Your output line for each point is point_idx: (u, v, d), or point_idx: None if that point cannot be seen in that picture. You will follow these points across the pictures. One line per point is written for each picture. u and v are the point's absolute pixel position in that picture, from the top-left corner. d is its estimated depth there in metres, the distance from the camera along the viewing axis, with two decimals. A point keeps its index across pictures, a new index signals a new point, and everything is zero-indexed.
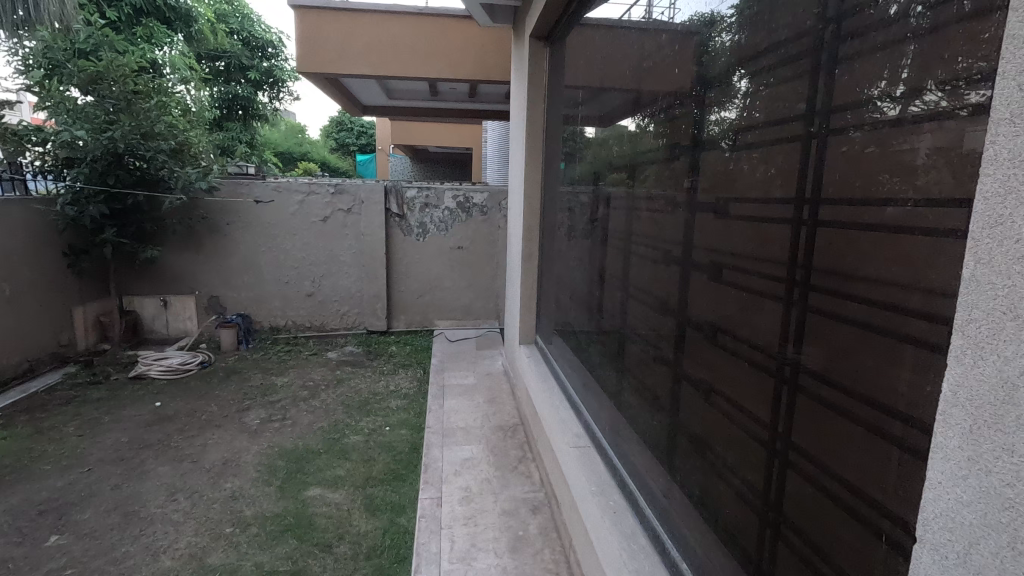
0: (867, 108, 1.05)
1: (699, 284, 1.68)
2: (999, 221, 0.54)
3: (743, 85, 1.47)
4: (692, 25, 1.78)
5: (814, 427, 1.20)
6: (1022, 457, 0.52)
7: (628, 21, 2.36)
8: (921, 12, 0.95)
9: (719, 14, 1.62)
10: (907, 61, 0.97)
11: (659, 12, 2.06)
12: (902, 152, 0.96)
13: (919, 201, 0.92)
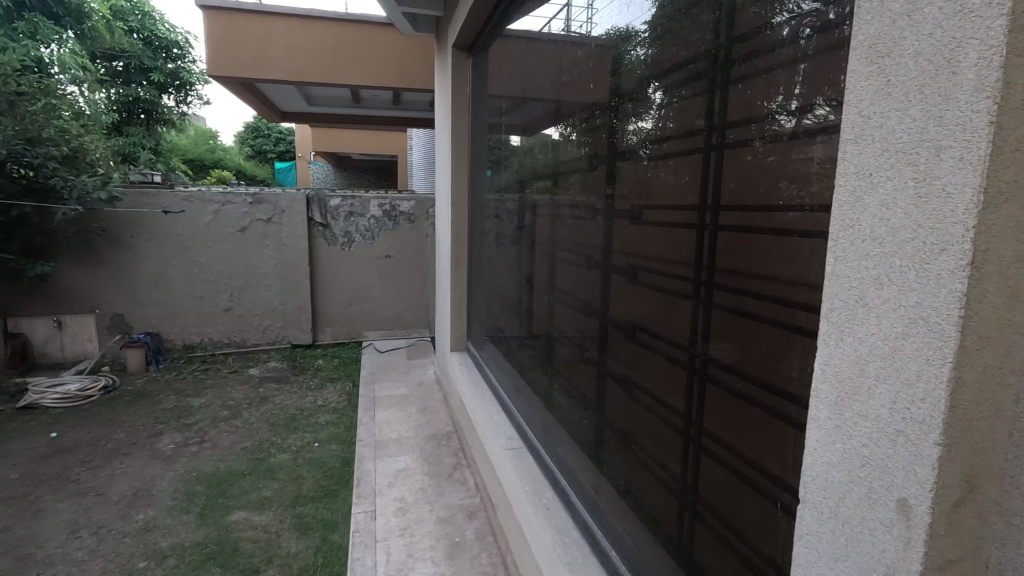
0: (766, 122, 1.17)
1: (619, 286, 1.79)
2: (851, 222, 0.64)
3: (657, 97, 1.57)
4: (610, 38, 1.88)
5: (725, 413, 1.33)
6: (873, 421, 0.62)
7: (549, 34, 2.45)
8: (808, 35, 1.05)
9: (631, 32, 1.73)
10: (799, 79, 1.08)
11: (578, 25, 2.16)
12: (800, 161, 1.07)
13: (813, 206, 1.03)
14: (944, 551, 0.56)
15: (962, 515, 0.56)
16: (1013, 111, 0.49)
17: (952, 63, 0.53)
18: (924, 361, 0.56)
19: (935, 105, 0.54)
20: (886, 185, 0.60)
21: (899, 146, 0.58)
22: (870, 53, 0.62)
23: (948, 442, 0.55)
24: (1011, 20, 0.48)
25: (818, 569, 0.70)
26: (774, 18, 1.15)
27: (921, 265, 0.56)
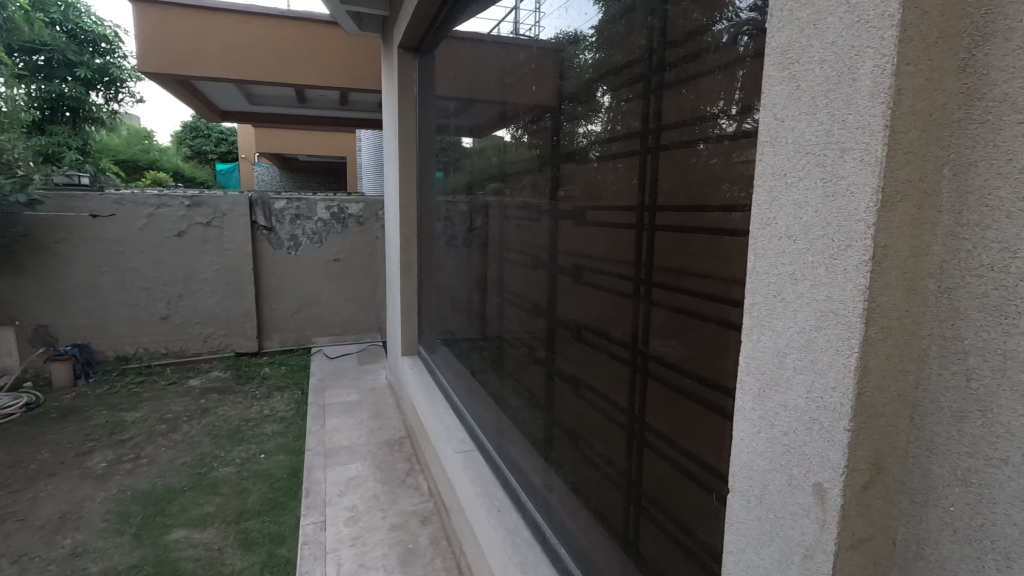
0: (710, 125, 1.16)
1: (565, 286, 1.82)
2: (769, 221, 0.67)
3: (605, 100, 1.56)
4: (557, 42, 1.87)
5: (666, 408, 1.37)
6: (792, 410, 0.65)
7: (497, 37, 2.43)
8: (747, 40, 1.05)
9: (575, 37, 1.74)
10: (739, 84, 1.07)
11: (526, 29, 2.15)
12: (741, 164, 1.07)
13: (748, 208, 1.03)
14: (856, 530, 0.60)
15: (870, 495, 0.60)
16: (904, 117, 0.53)
17: (851, 70, 0.56)
18: (834, 351, 0.59)
19: (838, 109, 0.58)
20: (799, 184, 0.63)
21: (808, 148, 0.61)
22: (782, 60, 0.65)
23: (856, 428, 0.58)
24: (900, 31, 0.52)
25: (747, 555, 0.73)
26: (714, 25, 1.15)
27: (829, 261, 0.59)
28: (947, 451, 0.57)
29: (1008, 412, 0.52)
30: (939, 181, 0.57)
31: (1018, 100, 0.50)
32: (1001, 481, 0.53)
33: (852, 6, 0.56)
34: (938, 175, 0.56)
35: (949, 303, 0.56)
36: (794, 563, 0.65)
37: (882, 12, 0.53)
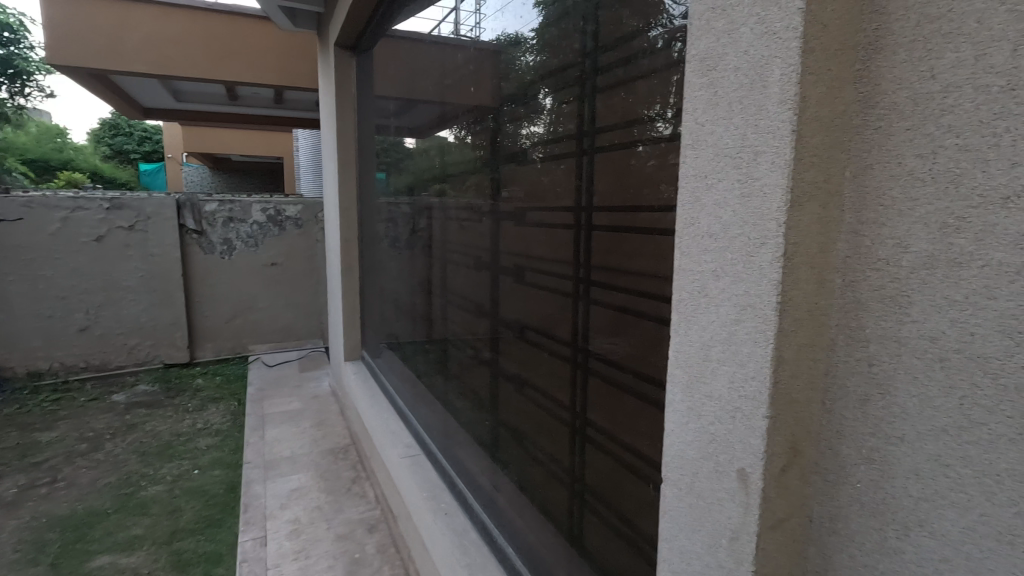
0: (646, 127, 1.19)
1: (507, 287, 1.85)
2: (692, 220, 0.70)
3: (547, 102, 1.56)
4: (497, 43, 1.87)
5: (607, 403, 1.41)
6: (718, 401, 0.68)
7: (438, 37, 2.40)
8: (680, 45, 1.06)
9: (515, 39, 1.76)
10: (673, 90, 1.09)
11: (467, 29, 2.13)
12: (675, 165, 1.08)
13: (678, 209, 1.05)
14: (776, 511, 0.64)
15: (788, 478, 0.64)
16: (809, 122, 0.57)
17: (762, 79, 0.60)
18: (753, 343, 0.62)
19: (750, 115, 0.61)
20: (718, 185, 0.66)
21: (725, 152, 0.65)
22: (701, 66, 0.68)
23: (774, 416, 0.61)
24: (802, 43, 0.56)
25: (679, 542, 0.76)
26: (648, 31, 1.19)
27: (747, 258, 0.62)
28: (853, 433, 0.62)
29: (902, 392, 0.57)
30: (843, 181, 0.61)
31: (905, 109, 0.55)
32: (900, 456, 0.58)
33: (762, 18, 0.59)
34: (842, 176, 0.61)
35: (852, 294, 0.61)
36: (721, 546, 0.68)
37: (787, 24, 0.57)
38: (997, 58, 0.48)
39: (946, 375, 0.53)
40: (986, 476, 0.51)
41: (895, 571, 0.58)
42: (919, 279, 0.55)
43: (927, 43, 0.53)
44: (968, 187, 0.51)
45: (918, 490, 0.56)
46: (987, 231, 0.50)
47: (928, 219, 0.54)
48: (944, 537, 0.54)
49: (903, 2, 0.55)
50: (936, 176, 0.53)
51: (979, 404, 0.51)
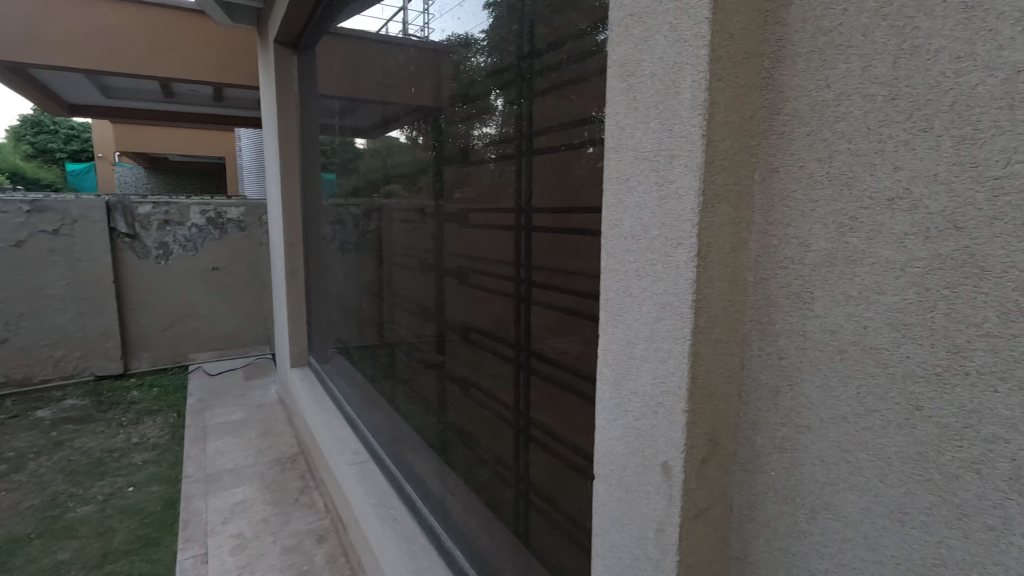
0: (594, 126, 1.13)
1: (452, 289, 1.85)
2: (615, 221, 0.72)
3: (498, 103, 1.51)
4: (441, 45, 1.86)
5: (549, 403, 1.42)
6: (642, 397, 0.70)
7: (385, 37, 2.35)
8: None
9: (459, 39, 1.74)
10: None
11: (416, 29, 2.08)
12: None
13: None
14: (698, 501, 0.66)
15: (708, 468, 0.67)
16: (718, 126, 0.60)
17: (676, 84, 0.62)
18: (672, 340, 0.65)
19: (666, 119, 0.63)
20: (639, 187, 0.68)
21: (645, 155, 0.66)
22: (621, 71, 0.69)
23: (692, 409, 0.64)
24: (710, 50, 0.58)
25: (610, 536, 0.78)
26: (591, 30, 1.15)
27: (665, 257, 0.65)
28: (766, 422, 0.65)
29: (808, 382, 0.60)
30: (752, 184, 0.64)
31: (805, 115, 0.59)
32: (806, 444, 0.61)
33: (674, 25, 0.61)
34: (751, 179, 0.64)
35: (763, 292, 0.64)
36: (649, 538, 0.70)
37: (696, 33, 0.59)
38: (880, 68, 0.52)
39: (845, 365, 0.57)
40: (880, 459, 0.54)
41: (806, 552, 0.61)
42: (819, 276, 0.58)
43: (822, 53, 0.57)
44: (860, 188, 0.54)
45: (822, 474, 0.59)
46: (875, 229, 0.53)
47: (826, 220, 0.58)
48: (845, 518, 0.58)
49: (800, 14, 0.58)
50: (833, 178, 0.57)
51: (872, 393, 0.54)
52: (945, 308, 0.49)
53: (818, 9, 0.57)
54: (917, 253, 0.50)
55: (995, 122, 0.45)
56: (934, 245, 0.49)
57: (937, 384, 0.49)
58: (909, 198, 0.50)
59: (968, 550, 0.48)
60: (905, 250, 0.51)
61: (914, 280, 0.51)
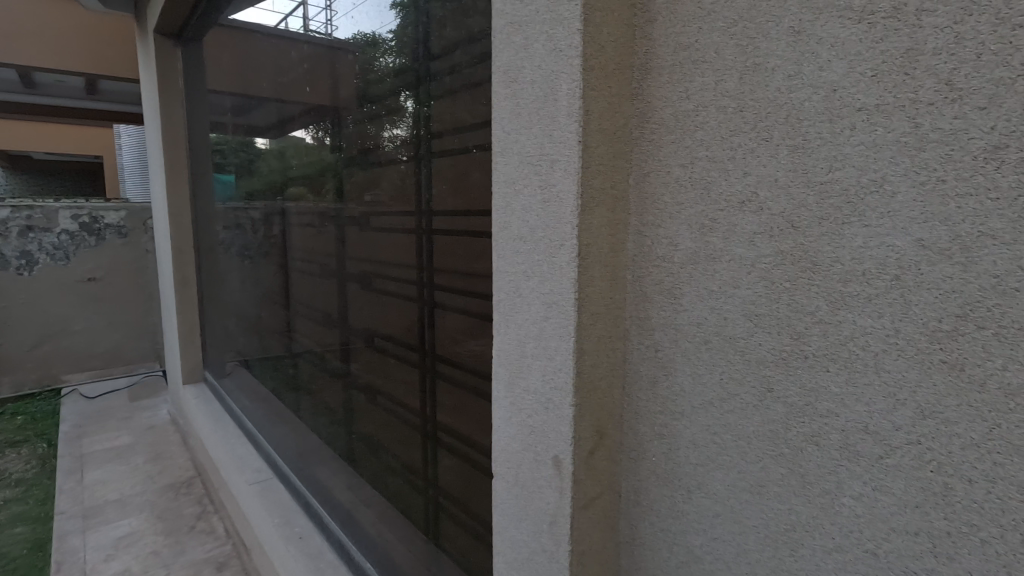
0: None
1: (356, 295, 1.81)
2: (504, 224, 0.74)
3: (407, 104, 1.45)
4: (339, 42, 1.82)
5: (454, 405, 1.42)
6: (534, 394, 0.72)
7: (286, 32, 2.19)
8: None
9: (361, 38, 1.68)
10: None
11: (317, 25, 1.94)
12: None
13: None
14: (586, 491, 0.69)
15: (596, 459, 0.70)
16: (593, 133, 0.63)
17: (554, 92, 0.64)
18: (559, 339, 0.67)
19: (546, 124, 0.65)
20: (525, 190, 0.69)
21: (529, 159, 0.68)
22: (504, 77, 0.71)
23: (578, 403, 0.66)
24: (583, 61, 0.61)
25: (509, 533, 0.79)
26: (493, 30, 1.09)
27: (549, 258, 0.67)
28: (647, 410, 0.69)
29: (680, 372, 0.65)
30: (627, 187, 0.68)
31: (669, 124, 0.63)
32: (681, 429, 0.66)
33: (550, 35, 0.64)
34: (626, 183, 0.68)
35: (640, 289, 0.69)
36: (544, 531, 0.72)
37: (569, 44, 0.62)
38: (729, 83, 0.57)
39: (709, 354, 0.62)
40: (741, 439, 0.59)
41: (683, 529, 0.66)
42: (685, 273, 0.63)
43: (682, 67, 0.62)
44: (717, 191, 0.59)
45: (695, 456, 0.64)
46: (730, 230, 0.58)
47: (689, 222, 0.62)
48: (715, 494, 0.63)
49: (663, 30, 0.63)
50: (695, 182, 0.61)
51: (732, 378, 0.60)
52: (786, 299, 0.54)
53: (677, 27, 0.62)
54: (763, 252, 0.56)
55: (818, 134, 0.51)
56: (776, 243, 0.55)
57: (783, 368, 0.55)
58: (757, 201, 0.56)
59: (810, 513, 0.54)
60: (753, 249, 0.56)
61: (762, 275, 0.56)
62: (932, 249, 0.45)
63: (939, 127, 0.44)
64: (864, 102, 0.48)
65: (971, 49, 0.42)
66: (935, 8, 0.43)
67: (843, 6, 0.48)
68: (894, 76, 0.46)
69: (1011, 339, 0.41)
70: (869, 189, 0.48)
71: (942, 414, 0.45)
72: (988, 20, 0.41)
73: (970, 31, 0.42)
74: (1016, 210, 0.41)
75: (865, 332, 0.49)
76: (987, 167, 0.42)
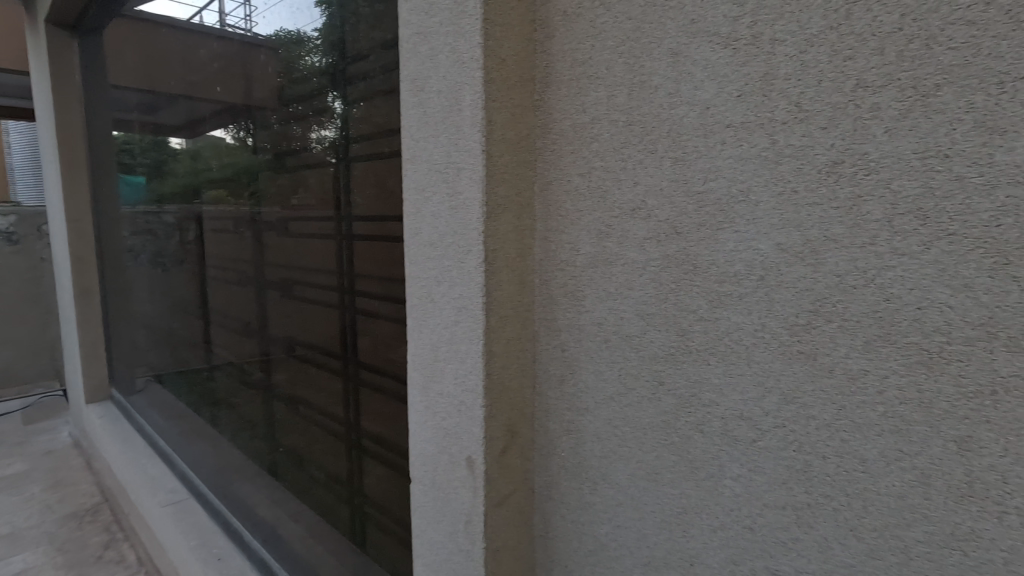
0: None
1: (276, 303, 1.76)
2: (416, 231, 0.75)
3: (337, 105, 1.38)
4: (256, 39, 1.76)
5: (376, 412, 1.41)
6: (447, 398, 0.73)
7: (200, 27, 2.07)
8: None
9: (281, 37, 1.62)
10: None
11: (233, 21, 1.84)
12: None
13: None
14: (499, 489, 0.71)
15: (508, 457, 0.72)
16: (496, 143, 0.65)
17: (458, 101, 0.66)
18: (470, 342, 0.69)
19: (452, 134, 0.67)
20: (434, 198, 0.71)
21: (437, 167, 0.70)
22: (413, 86, 0.72)
23: (489, 404, 0.68)
24: (484, 73, 0.63)
25: (428, 535, 0.80)
26: None
27: (458, 263, 0.69)
28: (556, 408, 0.72)
29: (584, 371, 0.69)
30: (532, 195, 0.71)
31: (569, 136, 0.67)
32: (586, 424, 0.69)
33: (454, 47, 0.66)
34: (531, 190, 0.71)
35: (547, 292, 0.72)
36: (460, 531, 0.74)
37: (471, 56, 0.64)
38: (620, 98, 0.61)
39: (609, 352, 0.65)
40: (637, 430, 0.64)
41: (591, 520, 0.70)
42: (587, 276, 0.67)
43: (579, 81, 0.65)
44: (612, 199, 0.63)
45: (599, 449, 0.68)
46: (624, 235, 0.62)
47: (589, 228, 0.66)
48: (617, 484, 0.66)
49: (562, 47, 0.66)
50: (592, 191, 0.65)
51: (630, 374, 0.64)
52: (674, 299, 0.59)
53: (573, 45, 0.65)
54: (653, 255, 0.60)
55: (696, 148, 0.55)
56: (664, 247, 0.59)
57: (672, 363, 0.60)
58: (645, 209, 0.60)
59: (698, 495, 0.59)
60: (644, 254, 0.61)
61: (652, 277, 0.60)
62: (789, 252, 0.50)
63: (792, 143, 0.49)
64: (732, 119, 0.53)
65: (813, 75, 0.47)
66: (785, 38, 0.49)
67: (712, 32, 0.53)
68: (754, 96, 0.51)
69: (852, 331, 0.47)
70: (738, 199, 0.53)
71: (801, 399, 0.51)
72: (826, 52, 0.47)
73: (813, 60, 0.47)
74: (851, 218, 0.46)
75: (738, 328, 0.54)
76: (830, 179, 0.47)
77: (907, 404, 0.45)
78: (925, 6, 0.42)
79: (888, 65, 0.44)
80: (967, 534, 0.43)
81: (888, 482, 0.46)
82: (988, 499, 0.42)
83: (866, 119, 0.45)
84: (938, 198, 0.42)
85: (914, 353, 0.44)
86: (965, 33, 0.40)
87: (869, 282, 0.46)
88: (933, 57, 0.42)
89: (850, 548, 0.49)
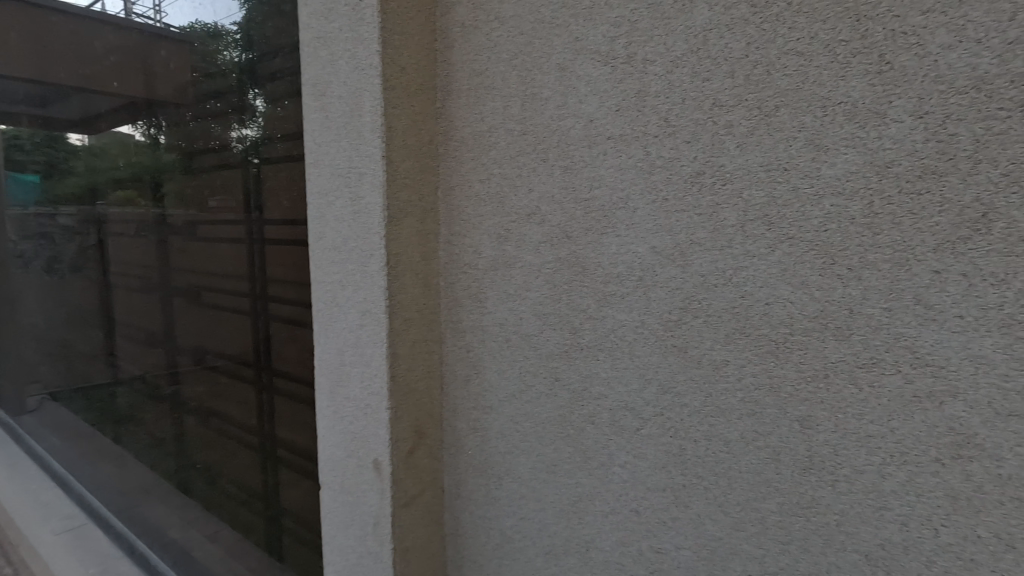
0: None
1: (185, 311, 1.69)
2: (320, 234, 0.74)
3: (259, 104, 1.31)
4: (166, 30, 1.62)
5: (291, 420, 1.38)
6: (354, 401, 0.73)
7: (99, 15, 1.92)
8: None
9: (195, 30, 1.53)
10: None
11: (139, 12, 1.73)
12: None
13: None
14: (407, 489, 0.72)
15: (416, 457, 0.73)
16: (397, 148, 0.66)
17: (358, 106, 0.66)
18: (374, 345, 0.69)
19: (353, 138, 0.68)
20: (338, 202, 0.71)
21: (340, 171, 0.70)
22: (314, 90, 0.72)
23: (395, 405, 0.69)
24: (383, 80, 0.64)
25: (338, 541, 0.79)
26: None
27: (362, 266, 0.69)
28: (463, 407, 0.74)
29: (487, 369, 0.71)
30: (435, 200, 0.73)
31: (469, 143, 0.69)
32: (491, 421, 0.71)
33: (353, 53, 0.66)
34: (435, 196, 0.72)
35: (452, 294, 0.74)
36: (369, 534, 0.74)
37: (370, 62, 0.65)
38: (514, 108, 0.64)
39: (510, 351, 0.68)
40: (537, 425, 0.67)
41: (496, 514, 0.72)
42: (488, 278, 0.69)
43: (477, 91, 0.68)
44: (509, 205, 0.66)
45: (503, 445, 0.70)
46: (521, 239, 0.65)
47: (490, 232, 0.68)
48: (519, 477, 0.69)
49: (461, 56, 0.69)
50: (491, 196, 0.68)
51: (530, 371, 0.67)
52: (566, 298, 0.62)
53: (471, 55, 0.68)
54: (547, 259, 0.63)
55: (583, 157, 0.59)
56: (557, 250, 0.62)
57: (566, 359, 0.63)
58: (539, 214, 0.63)
59: (592, 483, 0.62)
60: (540, 256, 0.64)
61: (546, 278, 0.64)
62: (662, 255, 0.55)
63: (662, 155, 0.54)
64: (612, 132, 0.57)
65: (678, 94, 0.52)
66: (654, 59, 0.54)
67: (593, 50, 0.57)
68: (631, 111, 0.55)
69: (715, 325, 0.52)
70: (619, 207, 0.57)
71: (675, 388, 0.55)
72: (688, 73, 0.52)
73: (678, 80, 0.52)
74: (712, 223, 0.52)
75: (621, 325, 0.58)
76: (694, 189, 0.52)
77: (760, 389, 0.50)
78: (764, 37, 0.48)
79: (737, 88, 0.49)
80: (809, 501, 0.49)
81: (748, 460, 0.52)
82: (825, 469, 0.48)
83: (722, 134, 0.50)
84: (779, 205, 0.48)
85: (766, 343, 0.50)
86: (796, 63, 0.47)
87: (727, 282, 0.51)
88: (771, 82, 0.48)
89: (718, 523, 0.54)
